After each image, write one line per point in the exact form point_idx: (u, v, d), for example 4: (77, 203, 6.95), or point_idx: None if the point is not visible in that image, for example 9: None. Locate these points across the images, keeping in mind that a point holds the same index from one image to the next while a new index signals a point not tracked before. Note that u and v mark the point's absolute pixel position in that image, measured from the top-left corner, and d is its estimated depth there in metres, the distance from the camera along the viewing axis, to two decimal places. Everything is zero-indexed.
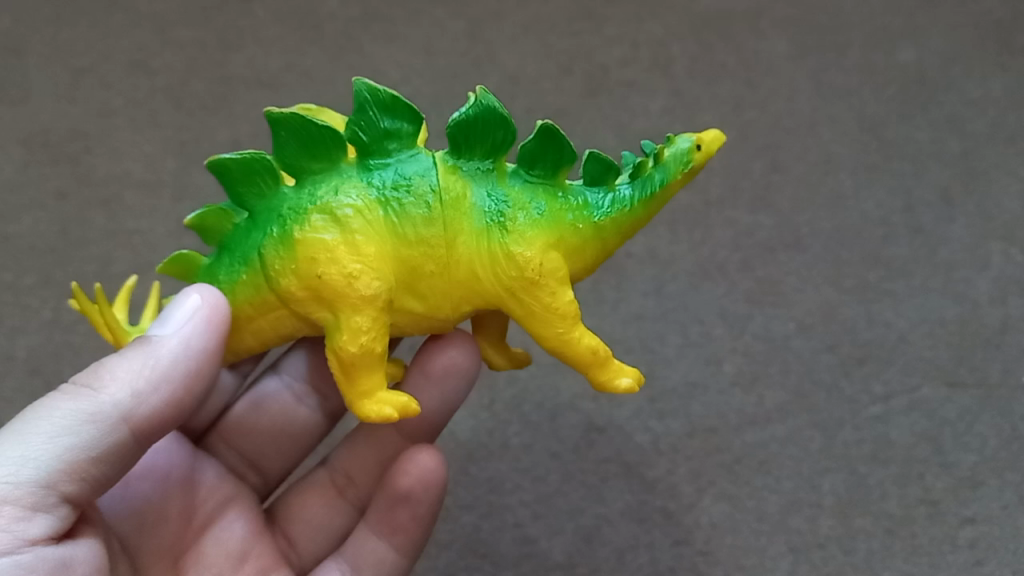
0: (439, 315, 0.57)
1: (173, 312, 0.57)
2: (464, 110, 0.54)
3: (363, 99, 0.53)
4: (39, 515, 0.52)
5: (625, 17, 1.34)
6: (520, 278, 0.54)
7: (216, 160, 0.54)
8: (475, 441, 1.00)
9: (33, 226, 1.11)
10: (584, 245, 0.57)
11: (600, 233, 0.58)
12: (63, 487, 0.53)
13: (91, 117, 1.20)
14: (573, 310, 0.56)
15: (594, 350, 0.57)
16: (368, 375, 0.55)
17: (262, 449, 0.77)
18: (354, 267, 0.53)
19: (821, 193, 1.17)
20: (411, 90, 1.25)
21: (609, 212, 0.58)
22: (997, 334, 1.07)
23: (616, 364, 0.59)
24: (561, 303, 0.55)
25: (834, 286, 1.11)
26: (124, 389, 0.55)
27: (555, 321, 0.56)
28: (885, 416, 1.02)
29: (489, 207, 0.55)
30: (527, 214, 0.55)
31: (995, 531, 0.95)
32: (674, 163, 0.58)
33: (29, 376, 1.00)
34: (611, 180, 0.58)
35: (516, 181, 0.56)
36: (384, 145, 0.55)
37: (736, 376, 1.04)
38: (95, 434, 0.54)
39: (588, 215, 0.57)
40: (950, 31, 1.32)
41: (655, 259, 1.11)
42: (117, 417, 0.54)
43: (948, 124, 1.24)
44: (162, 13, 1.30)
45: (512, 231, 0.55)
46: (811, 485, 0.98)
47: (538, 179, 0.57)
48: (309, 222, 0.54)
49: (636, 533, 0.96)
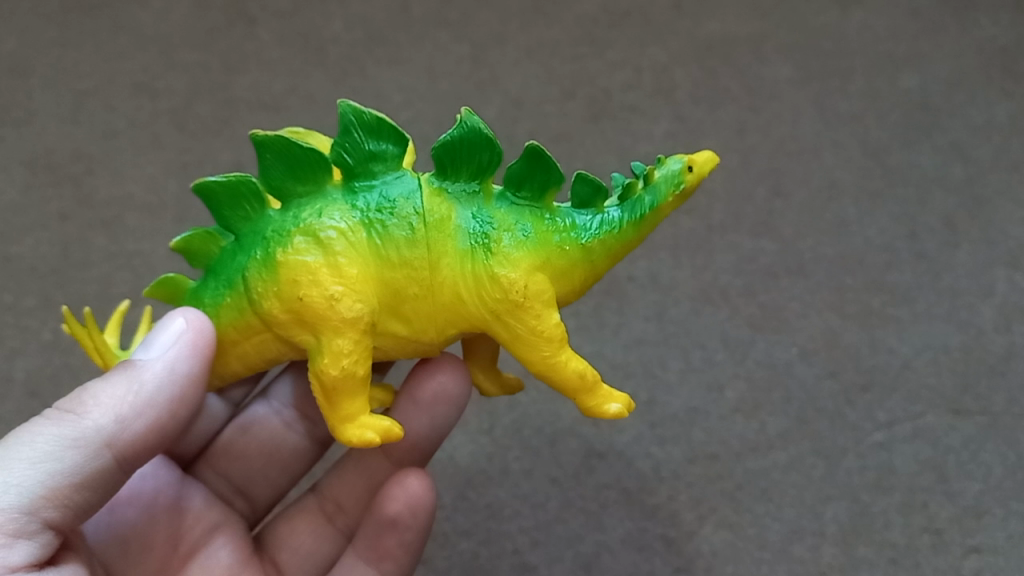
0: (424, 339, 0.57)
1: (158, 336, 0.57)
2: (450, 132, 0.54)
3: (348, 122, 0.53)
4: (21, 542, 0.51)
5: (627, 43, 1.34)
6: (505, 300, 0.54)
7: (201, 183, 0.54)
8: (474, 466, 0.99)
9: (34, 247, 1.11)
10: (572, 268, 0.57)
11: (588, 255, 0.57)
12: (45, 513, 0.52)
13: (95, 139, 1.21)
14: (560, 333, 0.55)
15: (582, 375, 0.57)
16: (351, 399, 0.55)
17: (250, 476, 0.76)
18: (339, 291, 0.53)
19: (823, 219, 1.17)
20: (414, 113, 1.26)
21: (597, 234, 0.57)
22: (1002, 362, 1.06)
23: (604, 389, 0.58)
24: (547, 326, 0.55)
25: (837, 312, 1.10)
26: (107, 414, 0.55)
27: (542, 344, 0.55)
28: (888, 443, 1.01)
29: (473, 229, 0.55)
30: (512, 236, 0.55)
31: (1000, 561, 0.94)
32: (664, 184, 0.58)
33: (29, 398, 1.00)
34: (600, 202, 0.58)
35: (502, 203, 0.56)
36: (369, 168, 0.55)
37: (738, 403, 1.03)
38: (78, 459, 0.54)
39: (576, 236, 0.57)
40: (954, 57, 1.32)
41: (657, 284, 1.11)
42: (99, 442, 0.54)
43: (952, 150, 1.23)
44: (167, 37, 1.32)
45: (497, 253, 0.54)
46: (813, 514, 0.97)
47: (525, 201, 0.57)
48: (292, 244, 0.54)
49: (636, 561, 0.95)
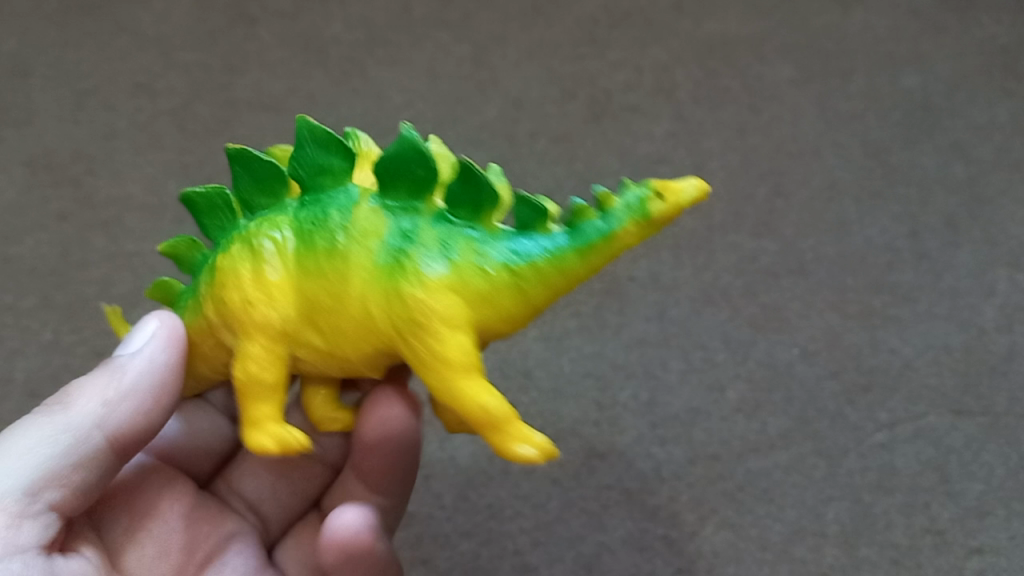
0: (340, 355, 0.52)
1: (137, 328, 0.58)
2: (386, 147, 0.50)
3: (301, 137, 0.52)
4: (25, 527, 0.53)
5: (627, 43, 1.34)
6: (406, 318, 0.48)
7: (184, 194, 0.55)
8: (475, 467, 0.98)
9: (35, 248, 1.11)
10: (498, 292, 0.49)
11: (520, 280, 0.49)
12: (44, 500, 0.54)
13: (95, 139, 1.21)
14: (463, 359, 0.48)
15: (487, 411, 0.48)
16: (257, 403, 0.53)
17: (262, 491, 0.76)
18: (255, 293, 0.51)
19: (825, 219, 1.17)
20: (414, 114, 1.26)
21: (532, 258, 0.49)
22: (1003, 362, 1.06)
23: (522, 430, 0.48)
24: (448, 349, 0.48)
25: (838, 312, 1.10)
26: (92, 404, 0.56)
27: (440, 371, 0.48)
28: (890, 443, 1.01)
29: (394, 242, 0.49)
30: (429, 252, 0.49)
31: (1002, 562, 0.94)
32: (623, 212, 0.49)
33: (29, 398, 1.00)
34: (546, 227, 0.50)
35: (437, 220, 0.50)
36: (318, 181, 0.52)
37: (738, 403, 1.03)
38: (69, 447, 0.54)
39: (507, 258, 0.49)
40: (955, 57, 1.32)
41: (657, 284, 1.10)
42: (88, 431, 0.55)
43: (953, 150, 1.23)
44: (167, 38, 1.32)
45: (408, 267, 0.49)
46: (814, 514, 0.97)
47: (462, 219, 0.50)
48: (232, 251, 0.53)
49: (637, 562, 0.95)
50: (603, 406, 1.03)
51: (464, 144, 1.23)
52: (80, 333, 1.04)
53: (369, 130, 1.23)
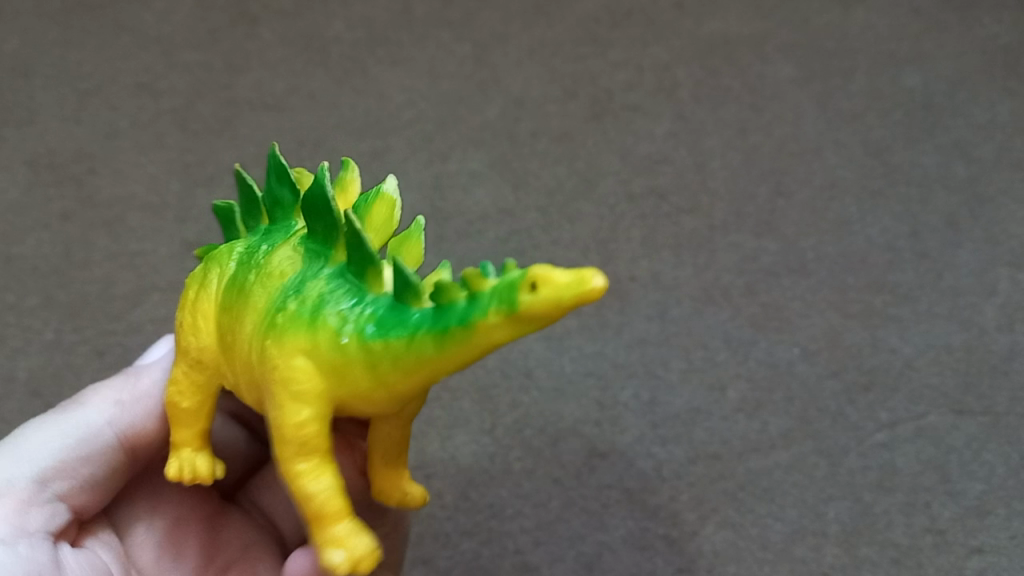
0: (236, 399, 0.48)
1: None
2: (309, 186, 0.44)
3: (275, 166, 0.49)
4: (35, 510, 0.56)
5: (629, 42, 1.35)
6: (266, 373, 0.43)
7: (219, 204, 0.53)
8: (476, 466, 0.98)
9: (37, 247, 1.11)
10: (354, 367, 0.42)
11: (375, 359, 0.41)
12: (58, 486, 0.57)
13: (97, 139, 1.21)
14: (300, 435, 0.42)
15: (307, 502, 0.43)
16: (177, 427, 0.50)
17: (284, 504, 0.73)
18: (182, 318, 0.49)
19: (826, 218, 1.17)
20: (416, 113, 1.26)
21: (389, 334, 0.41)
22: (1004, 361, 1.06)
23: (337, 532, 0.42)
24: (285, 420, 0.42)
25: (839, 311, 1.10)
26: (109, 402, 0.60)
27: (277, 442, 0.43)
28: (891, 443, 1.01)
29: (291, 288, 0.44)
30: (306, 306, 0.43)
31: (1003, 561, 0.94)
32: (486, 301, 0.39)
33: (30, 398, 1.00)
34: (421, 300, 0.41)
35: (336, 272, 0.44)
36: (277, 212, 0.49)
37: (740, 403, 1.03)
38: (84, 437, 0.58)
39: (369, 330, 0.41)
40: (957, 56, 1.32)
41: (658, 283, 1.11)
42: (103, 425, 0.59)
43: (954, 149, 1.23)
44: (169, 37, 1.32)
45: (280, 320, 0.43)
46: (815, 513, 0.97)
47: (355, 276, 0.43)
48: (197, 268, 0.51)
49: (638, 561, 0.94)
50: (605, 406, 1.03)
51: (466, 144, 1.23)
52: (82, 333, 1.04)
53: (370, 129, 1.23)
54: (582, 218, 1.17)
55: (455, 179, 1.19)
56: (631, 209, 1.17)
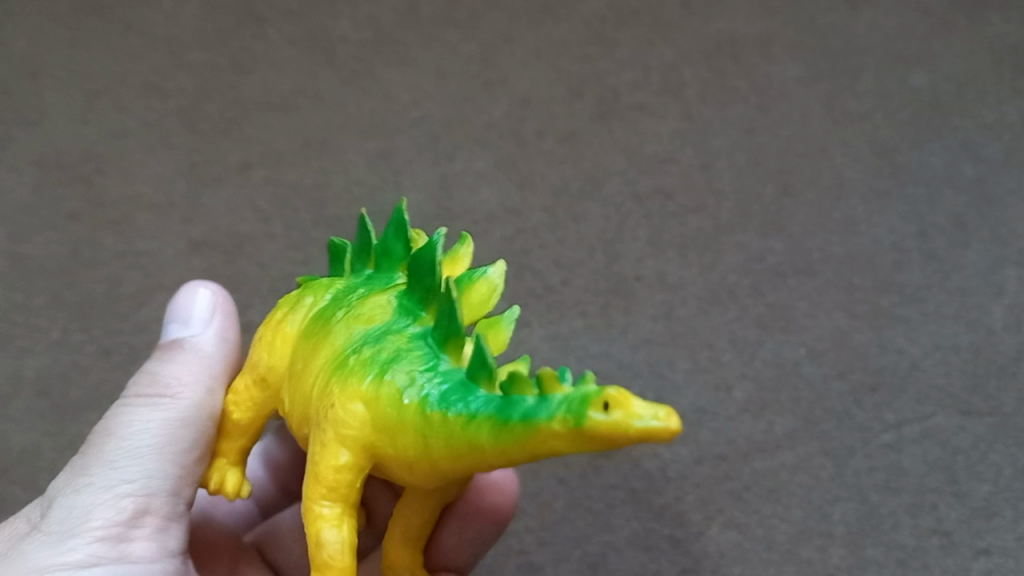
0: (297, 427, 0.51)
1: (195, 314, 0.62)
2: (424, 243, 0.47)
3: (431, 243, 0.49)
4: (170, 525, 0.57)
5: (636, 42, 1.34)
6: (321, 398, 0.46)
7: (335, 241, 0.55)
8: None
9: (45, 247, 1.12)
10: (399, 428, 0.42)
11: (423, 427, 0.41)
12: (183, 494, 0.57)
13: (104, 139, 1.21)
14: (337, 479, 0.44)
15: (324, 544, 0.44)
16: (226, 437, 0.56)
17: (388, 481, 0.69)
18: (274, 341, 0.52)
19: (833, 218, 1.17)
20: (422, 113, 1.26)
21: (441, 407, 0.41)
22: (1012, 362, 1.05)
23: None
24: (326, 463, 0.44)
25: (846, 311, 1.09)
26: (195, 392, 0.57)
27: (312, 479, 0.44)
28: (897, 444, 1.01)
29: (365, 338, 0.46)
30: (373, 355, 0.45)
31: (1011, 563, 0.93)
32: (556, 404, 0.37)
33: (37, 396, 1.01)
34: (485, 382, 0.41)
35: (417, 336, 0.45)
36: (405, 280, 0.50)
37: (746, 402, 1.03)
38: (189, 437, 0.56)
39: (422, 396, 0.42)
40: (964, 56, 1.32)
41: (664, 283, 1.11)
42: (203, 417, 0.56)
43: (963, 150, 1.23)
44: (176, 38, 1.32)
45: (351, 362, 0.45)
46: (821, 514, 0.97)
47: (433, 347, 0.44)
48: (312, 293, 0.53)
49: (642, 562, 0.94)
50: None
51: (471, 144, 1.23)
52: (89, 333, 1.05)
53: (377, 130, 1.24)
54: (589, 218, 1.17)
55: (461, 178, 1.19)
56: (637, 209, 1.17)
